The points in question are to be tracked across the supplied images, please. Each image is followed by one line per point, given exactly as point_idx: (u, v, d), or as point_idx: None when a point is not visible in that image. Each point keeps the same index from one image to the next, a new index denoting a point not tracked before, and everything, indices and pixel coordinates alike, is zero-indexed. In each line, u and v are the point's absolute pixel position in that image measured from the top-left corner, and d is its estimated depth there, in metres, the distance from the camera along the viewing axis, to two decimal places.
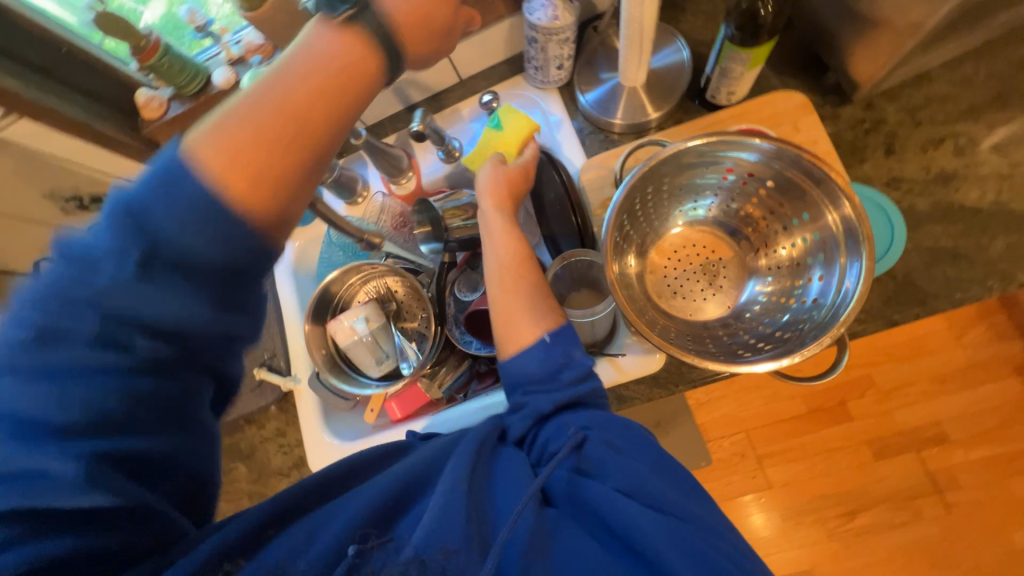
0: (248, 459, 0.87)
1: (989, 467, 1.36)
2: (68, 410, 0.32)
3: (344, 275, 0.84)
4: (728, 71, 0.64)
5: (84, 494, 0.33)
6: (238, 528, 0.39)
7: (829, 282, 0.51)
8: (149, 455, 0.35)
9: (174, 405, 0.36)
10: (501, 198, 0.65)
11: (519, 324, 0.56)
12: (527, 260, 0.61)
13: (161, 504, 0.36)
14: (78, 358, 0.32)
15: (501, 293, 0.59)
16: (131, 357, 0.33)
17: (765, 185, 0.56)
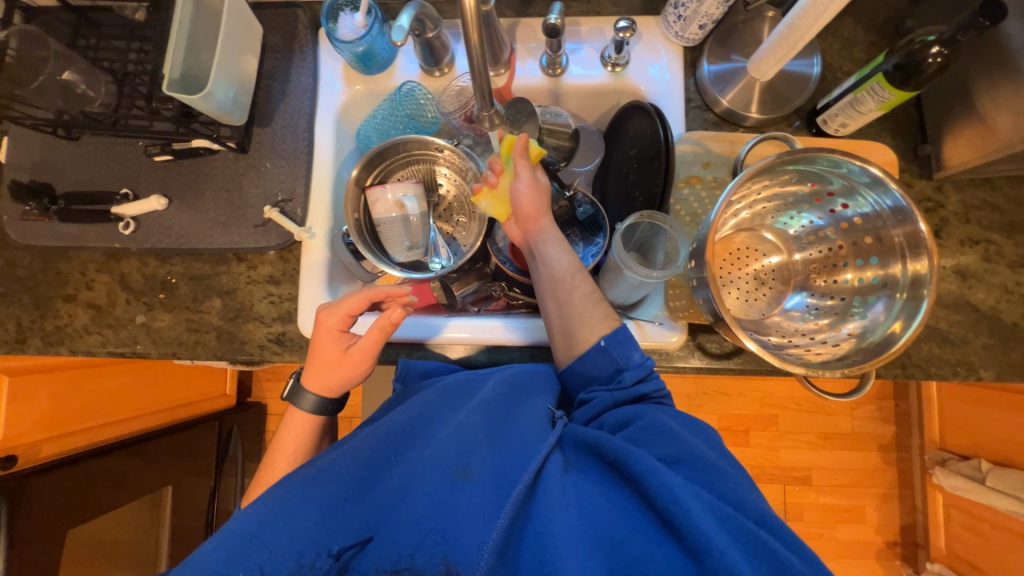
0: (228, 294, 0.81)
1: (830, 513, 1.58)
2: (221, 551, 0.45)
3: (403, 145, 0.79)
4: (859, 102, 0.66)
5: (244, 520, 0.47)
6: (310, 519, 0.46)
7: (872, 320, 0.58)
8: (257, 516, 0.47)
9: (266, 497, 0.50)
10: (539, 218, 0.70)
11: (578, 331, 0.63)
12: (578, 270, 0.67)
13: (277, 493, 0.50)
14: (227, 546, 0.45)
15: (557, 309, 0.65)
16: (224, 546, 0.46)
17: (853, 220, 0.61)
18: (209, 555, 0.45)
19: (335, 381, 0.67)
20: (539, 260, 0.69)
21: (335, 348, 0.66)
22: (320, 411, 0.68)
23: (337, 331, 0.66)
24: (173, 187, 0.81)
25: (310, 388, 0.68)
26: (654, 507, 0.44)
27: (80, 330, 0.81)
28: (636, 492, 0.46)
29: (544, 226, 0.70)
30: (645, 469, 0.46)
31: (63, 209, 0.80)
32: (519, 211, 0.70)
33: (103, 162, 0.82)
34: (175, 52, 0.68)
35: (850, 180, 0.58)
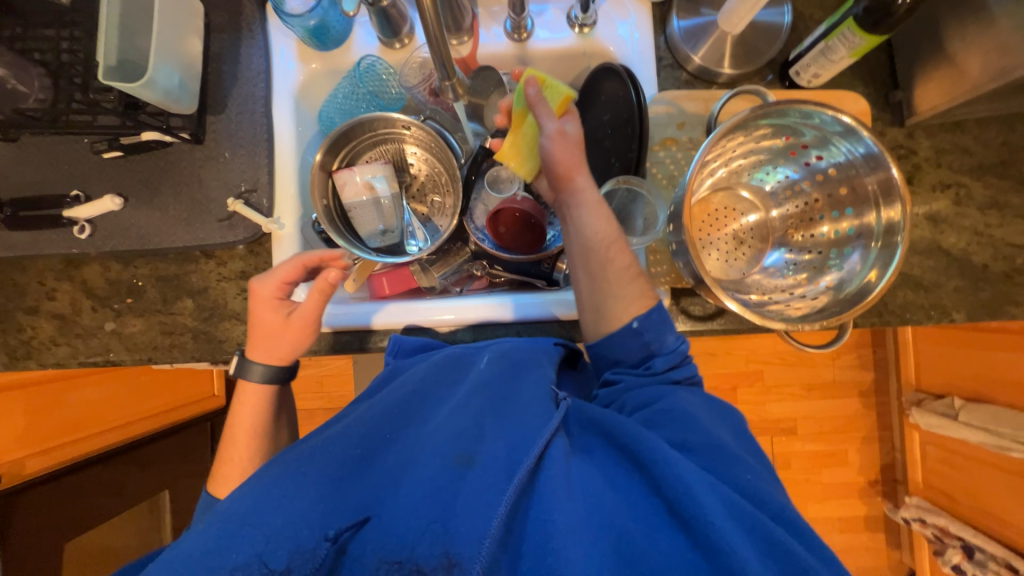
0: (199, 294, 0.78)
1: (815, 458, 1.65)
2: (209, 537, 0.43)
3: (368, 124, 0.75)
4: (831, 50, 0.65)
5: (234, 506, 0.46)
6: (306, 506, 0.45)
7: (849, 271, 0.59)
8: (249, 502, 0.46)
9: (258, 481, 0.48)
10: (577, 170, 0.63)
11: (610, 307, 0.61)
12: (615, 239, 0.62)
13: (270, 479, 0.48)
14: (217, 532, 0.44)
15: (591, 281, 0.61)
16: (213, 532, 0.44)
17: (827, 172, 0.61)
18: (197, 541, 0.44)
19: (283, 350, 0.67)
20: (571, 224, 0.64)
21: (274, 316, 0.65)
22: (271, 381, 0.68)
23: (275, 299, 0.65)
24: (128, 185, 0.77)
25: (259, 357, 0.67)
26: (665, 493, 0.45)
27: (47, 342, 0.78)
28: (647, 479, 0.47)
29: (579, 184, 0.63)
30: (657, 457, 0.46)
31: (11, 216, 0.75)
32: (551, 169, 0.63)
33: (48, 164, 0.77)
34: (108, 38, 0.63)
35: (824, 129, 0.57)
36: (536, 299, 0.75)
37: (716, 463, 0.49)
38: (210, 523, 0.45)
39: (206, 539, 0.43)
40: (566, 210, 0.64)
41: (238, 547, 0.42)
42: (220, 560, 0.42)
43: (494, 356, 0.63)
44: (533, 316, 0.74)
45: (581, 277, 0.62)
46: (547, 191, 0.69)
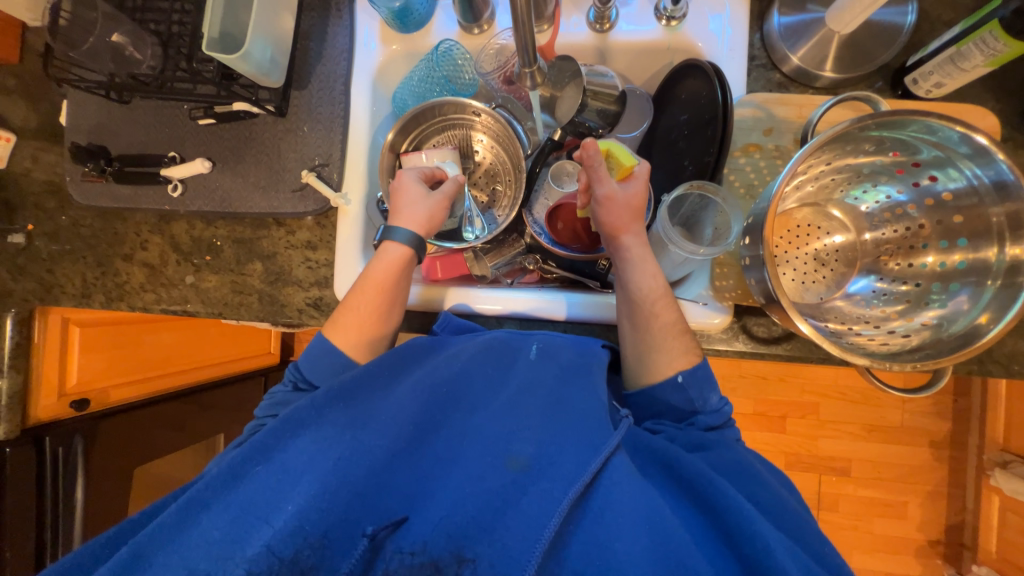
0: (268, 259, 0.83)
1: (868, 506, 1.51)
2: (268, 483, 0.46)
3: (439, 107, 0.76)
4: (962, 57, 0.57)
5: (293, 458, 0.48)
6: (360, 476, 0.47)
7: (953, 311, 0.52)
8: (308, 457, 0.48)
9: (311, 435, 0.50)
10: (632, 226, 0.64)
11: (653, 361, 0.61)
12: (665, 295, 0.62)
13: (325, 436, 0.50)
14: (277, 482, 0.46)
15: (635, 332, 0.62)
16: (272, 478, 0.47)
17: (941, 195, 0.54)
18: (256, 484, 0.46)
19: (427, 219, 0.68)
20: (619, 278, 0.65)
21: (416, 191, 0.68)
22: (410, 253, 0.66)
23: (418, 180, 0.70)
24: (217, 151, 0.83)
25: (404, 224, 0.67)
26: (742, 544, 0.43)
27: (137, 288, 0.86)
28: (715, 524, 0.47)
29: (629, 241, 0.63)
30: (733, 506, 0.46)
31: (118, 170, 0.84)
32: (601, 229, 0.65)
33: (152, 125, 0.84)
34: (213, 11, 0.67)
35: (948, 143, 0.50)
36: (589, 300, 0.73)
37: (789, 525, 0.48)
38: (267, 467, 0.48)
39: (267, 485, 0.46)
40: (615, 265, 0.66)
41: (296, 498, 0.45)
42: (276, 507, 0.44)
43: (550, 354, 0.63)
44: (583, 317, 0.73)
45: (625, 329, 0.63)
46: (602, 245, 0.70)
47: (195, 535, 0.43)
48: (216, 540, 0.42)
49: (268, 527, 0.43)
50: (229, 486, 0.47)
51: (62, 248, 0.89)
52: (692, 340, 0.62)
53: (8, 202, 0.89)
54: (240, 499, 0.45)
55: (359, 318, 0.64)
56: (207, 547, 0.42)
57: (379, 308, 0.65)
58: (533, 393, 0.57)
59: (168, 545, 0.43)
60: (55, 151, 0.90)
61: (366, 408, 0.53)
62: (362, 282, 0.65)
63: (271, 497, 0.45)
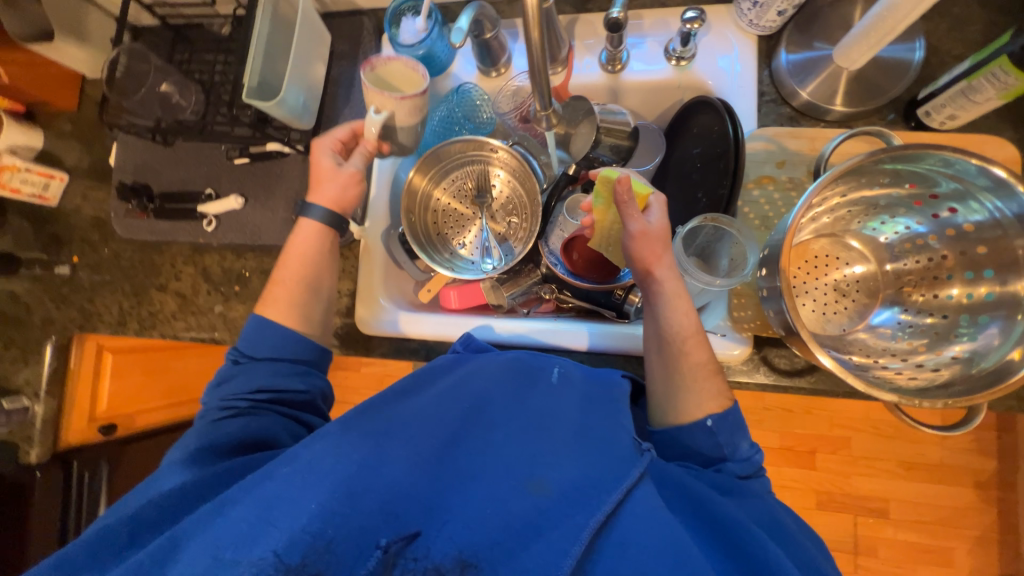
0: None
1: (911, 552, 1.40)
2: (291, 482, 0.46)
3: (459, 144, 0.79)
4: (974, 90, 0.57)
5: (320, 460, 0.48)
6: (380, 493, 0.47)
7: (983, 345, 0.50)
8: (335, 461, 0.48)
9: (340, 442, 0.51)
10: (664, 260, 0.62)
11: (683, 402, 0.60)
12: (696, 334, 0.61)
13: (352, 445, 0.50)
14: (301, 480, 0.46)
15: (664, 372, 0.61)
16: (296, 477, 0.46)
17: (962, 227, 0.53)
18: (280, 481, 0.46)
19: (341, 195, 0.71)
20: (649, 313, 0.64)
21: (326, 162, 0.71)
22: (325, 227, 0.71)
23: (330, 153, 0.71)
24: (249, 187, 0.88)
25: (319, 201, 0.71)
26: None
27: (169, 317, 0.90)
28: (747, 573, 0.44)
29: (661, 276, 0.62)
30: (771, 559, 0.44)
31: (159, 207, 0.89)
32: (632, 264, 0.63)
33: (192, 164, 0.90)
34: (254, 60, 0.71)
35: (967, 175, 0.50)
36: (611, 330, 0.74)
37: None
38: (293, 468, 0.48)
39: (292, 482, 0.46)
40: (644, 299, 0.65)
41: (319, 501, 0.44)
42: (296, 504, 0.44)
43: (572, 380, 0.64)
44: (596, 347, 0.74)
45: (654, 365, 0.63)
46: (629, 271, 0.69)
47: (223, 525, 0.43)
48: (240, 534, 0.42)
49: (289, 523, 0.42)
50: (260, 484, 0.46)
51: (102, 278, 0.94)
52: (724, 382, 0.61)
53: (57, 236, 0.96)
54: (263, 493, 0.45)
55: (289, 290, 0.69)
56: (233, 537, 0.41)
57: (305, 283, 0.69)
58: (556, 417, 0.57)
59: (198, 534, 0.43)
60: (103, 189, 0.97)
61: (393, 422, 0.54)
62: (290, 253, 0.70)
63: (293, 495, 0.45)
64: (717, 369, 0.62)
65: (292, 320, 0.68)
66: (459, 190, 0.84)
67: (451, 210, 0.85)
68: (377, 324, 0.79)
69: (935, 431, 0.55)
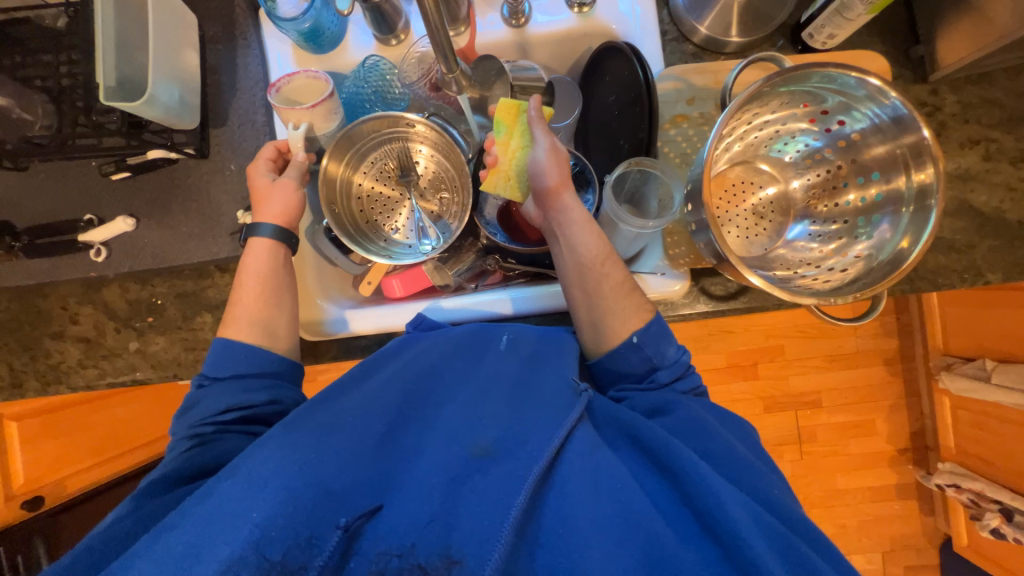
0: (218, 308, 0.78)
1: (843, 430, 1.62)
2: (230, 494, 0.42)
3: (371, 123, 0.73)
4: (846, 9, 0.62)
5: (255, 465, 0.44)
6: (325, 487, 0.44)
7: (881, 240, 0.56)
8: (275, 461, 0.45)
9: (281, 438, 0.48)
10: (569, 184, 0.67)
11: (610, 324, 0.63)
12: (607, 256, 0.65)
13: (291, 442, 0.47)
14: (238, 491, 0.42)
15: (587, 299, 0.64)
16: (235, 488, 0.42)
17: (850, 137, 0.58)
18: (214, 496, 0.42)
19: (285, 209, 0.68)
20: (563, 242, 0.66)
21: (261, 179, 0.68)
22: (278, 241, 0.67)
23: (265, 171, 0.69)
24: (138, 205, 0.77)
25: (263, 218, 0.67)
26: (696, 503, 0.45)
27: (76, 366, 0.79)
28: (676, 488, 0.48)
29: (567, 199, 0.66)
30: (689, 468, 0.47)
31: (28, 244, 0.76)
32: (541, 187, 0.66)
33: (58, 189, 0.77)
34: (105, 58, 0.61)
35: (850, 87, 0.54)
36: (534, 292, 0.75)
37: (740, 472, 0.50)
38: (228, 480, 0.43)
39: (227, 494, 0.42)
40: (557, 229, 0.67)
41: (258, 507, 0.40)
42: (236, 515, 0.40)
43: (512, 342, 0.65)
44: (533, 309, 0.74)
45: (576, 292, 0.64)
46: (537, 212, 0.72)
47: (160, 550, 0.38)
48: (179, 553, 0.38)
49: (233, 531, 0.39)
50: (199, 502, 0.42)
51: None
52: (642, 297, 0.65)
53: None
54: (195, 514, 0.41)
55: (250, 308, 0.65)
56: (170, 562, 0.37)
57: (267, 297, 0.66)
58: (498, 382, 0.58)
59: (129, 567, 0.38)
60: None
61: (336, 415, 0.52)
62: (244, 276, 0.66)
63: (231, 509, 0.40)
64: (635, 288, 0.65)
65: (254, 337, 0.64)
66: (380, 173, 0.79)
67: (376, 195, 0.80)
68: (320, 328, 0.74)
69: (848, 324, 0.62)
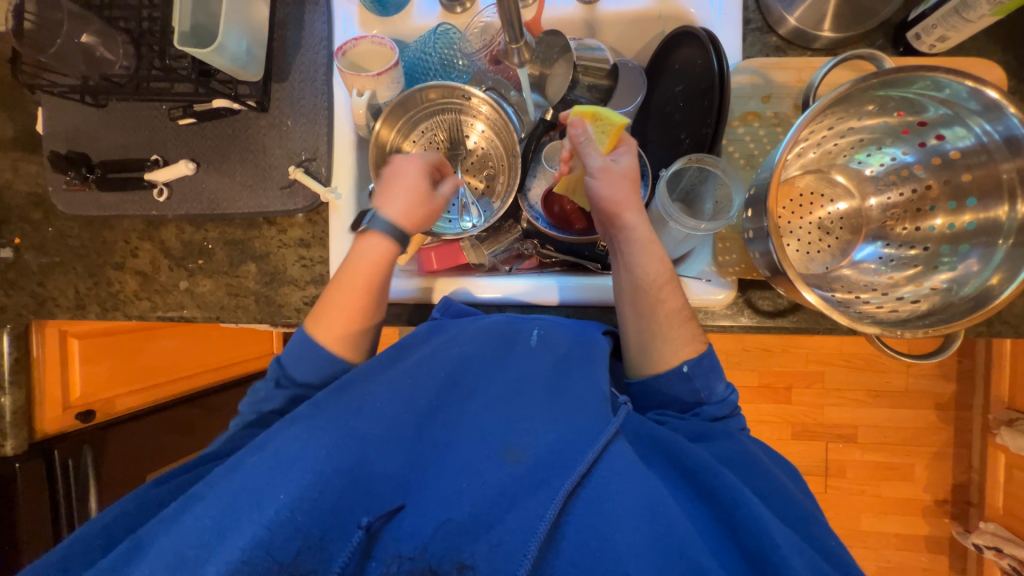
0: (261, 259, 0.81)
1: (876, 470, 1.52)
2: (263, 470, 0.46)
3: (426, 90, 0.73)
4: (968, 7, 0.54)
5: (284, 448, 0.48)
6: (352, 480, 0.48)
7: (965, 274, 0.51)
8: (302, 445, 0.48)
9: (308, 422, 0.51)
10: (632, 202, 0.62)
11: (659, 350, 0.60)
12: (667, 279, 0.61)
13: (320, 428, 0.50)
14: (268, 471, 0.47)
15: (638, 319, 0.61)
16: (266, 468, 0.47)
17: (948, 155, 0.52)
18: (248, 471, 0.47)
19: (411, 213, 0.65)
20: (620, 261, 0.63)
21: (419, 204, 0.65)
22: (391, 245, 0.63)
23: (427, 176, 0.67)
24: (200, 151, 0.80)
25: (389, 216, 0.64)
26: (744, 538, 0.45)
27: (132, 297, 0.85)
28: (720, 517, 0.47)
29: (629, 218, 0.61)
30: (741, 502, 0.46)
31: (101, 178, 0.81)
32: (599, 205, 0.63)
33: (130, 128, 0.81)
34: (181, 4, 0.64)
35: (956, 96, 0.48)
36: (577, 283, 0.73)
37: (789, 509, 0.49)
38: (260, 457, 0.48)
39: (259, 472, 0.46)
40: (616, 246, 0.63)
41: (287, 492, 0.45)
42: (268, 495, 0.45)
43: (545, 341, 0.63)
44: (577, 301, 0.73)
45: (626, 309, 0.61)
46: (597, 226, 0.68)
47: (189, 520, 0.44)
48: (208, 528, 0.43)
49: (257, 514, 0.43)
50: (226, 475, 0.47)
51: (51, 260, 0.87)
52: (696, 326, 0.61)
53: None
54: (233, 483, 0.46)
55: (341, 318, 0.61)
56: (199, 532, 0.43)
57: (359, 306, 0.62)
58: (530, 383, 0.58)
59: (164, 530, 0.44)
60: (35, 161, 0.87)
61: (364, 402, 0.54)
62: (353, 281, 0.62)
63: (260, 489, 0.45)
64: (688, 314, 0.61)
65: (339, 349, 0.61)
66: (429, 143, 0.78)
67: None
68: None
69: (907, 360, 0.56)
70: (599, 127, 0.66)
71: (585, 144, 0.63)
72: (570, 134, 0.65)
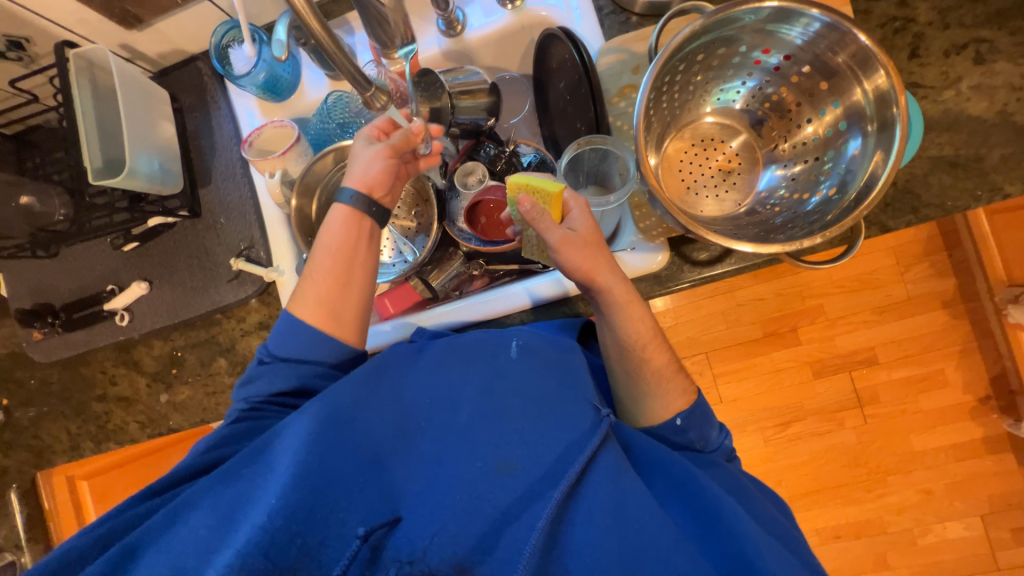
0: (229, 352, 0.84)
1: (911, 386, 1.46)
2: (250, 490, 0.48)
3: (329, 155, 0.77)
4: None
5: (261, 476, 0.49)
6: (323, 494, 0.47)
7: (852, 166, 0.56)
8: (274, 474, 0.48)
9: (280, 445, 0.51)
10: (601, 263, 0.61)
11: (649, 403, 0.62)
12: (653, 335, 0.63)
13: (285, 457, 0.49)
14: (253, 494, 0.48)
15: (625, 376, 0.63)
16: (251, 492, 0.48)
17: (798, 70, 0.60)
18: (233, 492, 0.48)
19: (366, 172, 0.67)
20: (603, 322, 0.64)
21: (361, 166, 0.67)
22: (356, 212, 0.66)
23: (372, 140, 0.69)
24: (149, 270, 0.84)
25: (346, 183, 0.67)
26: (727, 543, 0.47)
27: (120, 424, 0.87)
28: (705, 524, 0.49)
29: (603, 278, 0.60)
30: (722, 509, 0.49)
31: (67, 320, 0.85)
32: (572, 276, 0.61)
33: (83, 268, 0.86)
34: (89, 144, 0.70)
35: (771, 14, 0.54)
36: (539, 282, 0.75)
37: (774, 525, 0.53)
38: (245, 483, 0.49)
39: (242, 502, 0.47)
40: (596, 307, 0.63)
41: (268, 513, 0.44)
42: (255, 512, 0.45)
43: (521, 348, 0.60)
44: (543, 299, 0.74)
45: (616, 368, 0.64)
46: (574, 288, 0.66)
47: (181, 531, 0.46)
48: (203, 538, 0.45)
49: (247, 529, 0.44)
50: (218, 487, 0.49)
51: (39, 411, 0.90)
52: (686, 377, 0.64)
53: None
54: (218, 499, 0.48)
55: (320, 286, 0.63)
56: (192, 547, 0.45)
57: (336, 276, 0.64)
58: (517, 393, 0.55)
59: (153, 549, 0.46)
60: (8, 323, 0.92)
61: (342, 423, 0.51)
62: (318, 251, 0.65)
63: (246, 514, 0.46)
64: (679, 366, 0.64)
65: (320, 318, 0.63)
66: None
67: None
68: None
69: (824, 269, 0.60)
70: (540, 199, 0.62)
71: (542, 220, 0.59)
72: (520, 211, 0.60)
